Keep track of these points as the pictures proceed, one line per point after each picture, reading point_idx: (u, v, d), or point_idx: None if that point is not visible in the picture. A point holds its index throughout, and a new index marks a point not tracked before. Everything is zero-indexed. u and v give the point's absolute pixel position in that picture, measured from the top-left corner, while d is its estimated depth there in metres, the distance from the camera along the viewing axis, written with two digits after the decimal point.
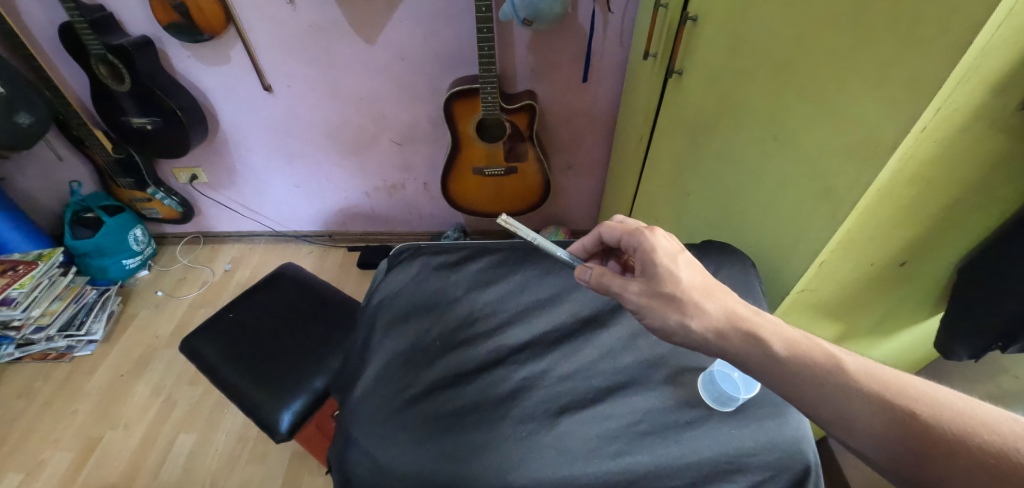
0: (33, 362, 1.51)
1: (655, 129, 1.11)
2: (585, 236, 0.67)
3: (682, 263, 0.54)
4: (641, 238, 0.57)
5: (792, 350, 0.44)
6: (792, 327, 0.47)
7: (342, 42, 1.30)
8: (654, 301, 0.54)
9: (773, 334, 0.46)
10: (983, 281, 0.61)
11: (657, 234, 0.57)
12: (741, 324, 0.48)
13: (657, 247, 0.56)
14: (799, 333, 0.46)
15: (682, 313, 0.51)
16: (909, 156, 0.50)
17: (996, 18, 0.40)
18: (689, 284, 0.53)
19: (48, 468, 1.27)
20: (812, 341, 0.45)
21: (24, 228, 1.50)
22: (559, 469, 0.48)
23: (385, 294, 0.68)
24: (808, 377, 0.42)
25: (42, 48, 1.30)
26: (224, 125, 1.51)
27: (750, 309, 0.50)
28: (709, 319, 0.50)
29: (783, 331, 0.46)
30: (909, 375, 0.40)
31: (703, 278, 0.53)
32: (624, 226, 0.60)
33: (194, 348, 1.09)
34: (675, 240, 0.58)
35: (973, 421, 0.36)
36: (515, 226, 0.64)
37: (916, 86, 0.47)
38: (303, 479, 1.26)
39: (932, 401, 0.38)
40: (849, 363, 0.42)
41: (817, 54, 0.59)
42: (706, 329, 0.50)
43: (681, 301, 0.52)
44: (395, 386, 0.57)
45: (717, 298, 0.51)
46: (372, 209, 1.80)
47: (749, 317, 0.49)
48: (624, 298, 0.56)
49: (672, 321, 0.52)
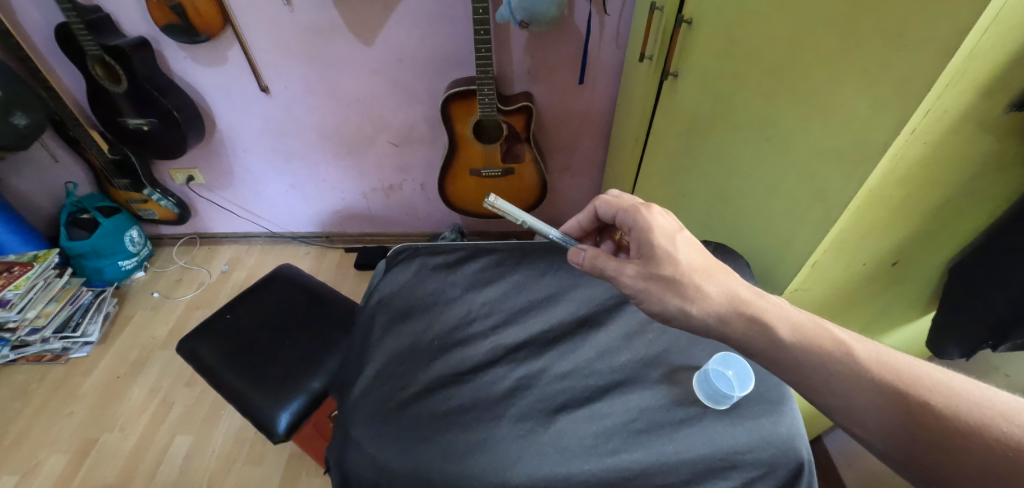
0: (28, 364, 1.51)
1: (651, 130, 1.12)
2: (579, 214, 0.69)
3: (681, 243, 0.55)
4: (638, 217, 0.58)
5: (798, 336, 0.45)
6: (797, 310, 0.48)
7: (339, 44, 1.31)
8: (651, 284, 0.54)
9: (779, 320, 0.46)
10: (972, 281, 0.62)
11: (654, 213, 0.58)
12: (744, 308, 0.49)
13: (654, 226, 0.56)
14: (806, 318, 0.46)
15: (682, 297, 0.52)
16: (902, 156, 0.51)
17: (983, 22, 0.41)
18: (688, 265, 0.53)
19: (43, 469, 1.27)
20: (822, 327, 0.45)
21: (20, 229, 1.50)
22: (556, 467, 0.49)
23: (383, 294, 0.68)
24: (814, 365, 0.43)
25: (38, 49, 1.30)
26: (221, 126, 1.51)
27: (752, 290, 0.50)
28: (710, 304, 0.50)
29: (788, 316, 0.47)
30: (923, 363, 0.41)
31: (702, 256, 0.54)
32: (621, 202, 0.61)
33: (191, 349, 1.09)
34: (674, 218, 0.58)
35: (991, 412, 0.36)
36: (503, 208, 0.67)
37: (906, 88, 0.47)
38: (300, 480, 1.26)
39: (948, 392, 0.38)
40: (859, 351, 0.42)
41: (808, 57, 0.60)
42: (705, 313, 0.50)
43: (681, 285, 0.52)
44: (393, 385, 0.58)
45: (719, 280, 0.52)
46: (369, 210, 1.80)
47: (753, 300, 0.49)
48: (621, 280, 0.56)
49: (673, 306, 0.53)
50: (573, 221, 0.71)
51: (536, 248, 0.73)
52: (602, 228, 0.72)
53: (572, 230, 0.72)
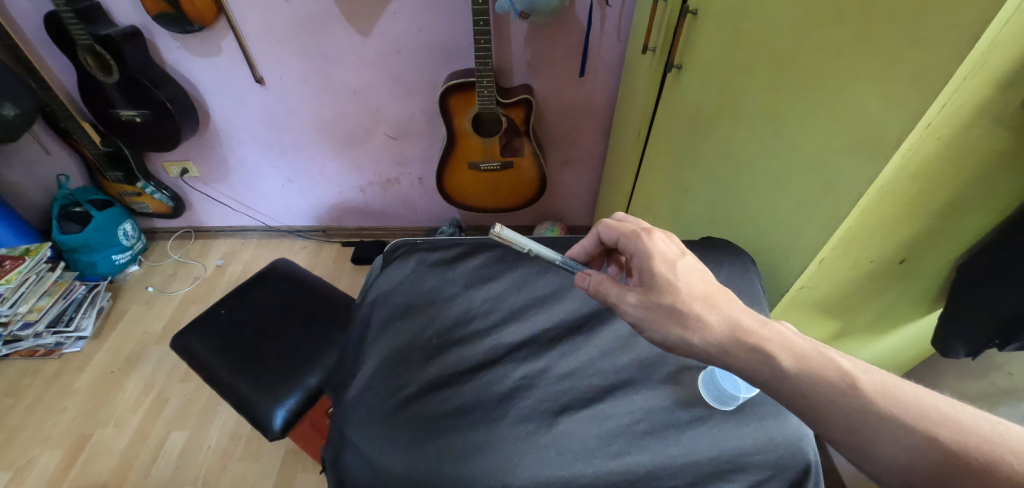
0: (21, 359, 1.48)
1: (653, 124, 1.10)
2: (583, 238, 0.65)
3: (682, 270, 0.52)
4: (638, 243, 0.56)
5: (801, 366, 0.42)
6: (801, 338, 0.45)
7: (336, 35, 1.28)
8: (653, 314, 0.51)
9: (782, 348, 0.44)
10: (984, 280, 0.61)
11: (655, 239, 0.55)
12: (746, 338, 0.46)
13: (654, 253, 0.54)
14: (810, 345, 0.44)
15: (683, 327, 0.49)
16: (914, 153, 0.50)
17: (1005, 14, 0.39)
18: (688, 293, 0.50)
19: (36, 466, 1.25)
20: (825, 357, 0.42)
21: (10, 222, 1.47)
22: (559, 469, 0.47)
23: (380, 291, 0.65)
24: (817, 398, 0.40)
25: (27, 38, 1.27)
26: (216, 118, 1.48)
27: (755, 318, 0.47)
28: (711, 334, 0.47)
29: (791, 345, 0.44)
30: (930, 395, 0.39)
31: (703, 282, 0.51)
32: (621, 227, 0.59)
33: (186, 345, 1.07)
34: (675, 242, 0.56)
35: (999, 447, 0.34)
36: (510, 236, 0.63)
37: (922, 79, 0.46)
38: (297, 477, 1.25)
39: (956, 426, 0.36)
40: (864, 382, 0.40)
41: (819, 49, 0.58)
42: (708, 347, 0.47)
43: (681, 313, 0.49)
44: (390, 385, 0.56)
45: (720, 308, 0.49)
46: (366, 204, 1.78)
47: (756, 328, 0.46)
48: (622, 308, 0.53)
49: (672, 332, 0.49)
50: (580, 245, 0.66)
51: None
52: (608, 252, 0.68)
53: (578, 255, 0.66)
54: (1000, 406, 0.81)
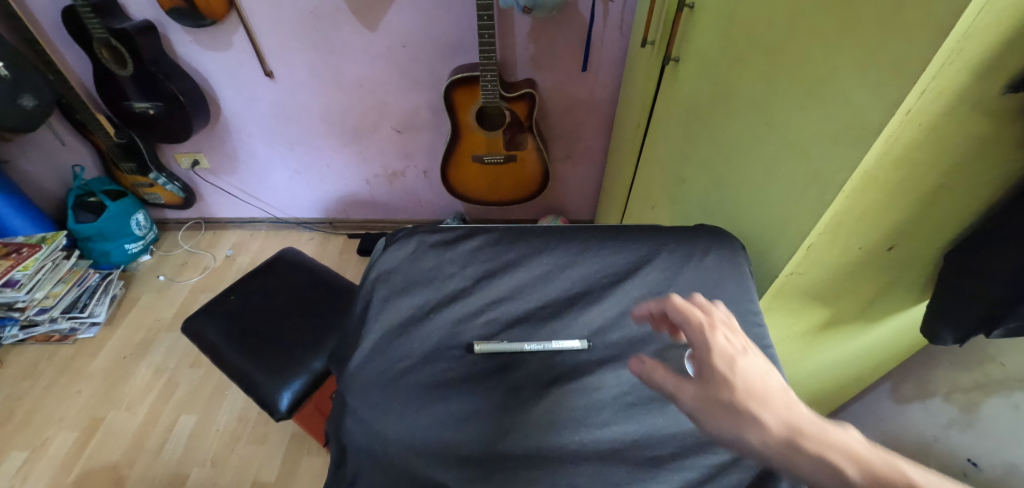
0: (37, 344, 1.54)
1: (653, 116, 1.12)
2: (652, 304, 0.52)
3: (743, 370, 0.41)
4: (697, 335, 0.44)
5: (870, 480, 0.33)
6: (867, 444, 0.36)
7: (343, 29, 1.31)
8: (711, 417, 0.40)
9: (847, 459, 0.35)
10: (971, 265, 0.62)
11: (719, 333, 0.44)
12: (808, 444, 0.36)
13: (713, 349, 0.42)
14: (877, 454, 0.35)
15: (742, 427, 0.38)
16: (897, 138, 0.51)
17: (979, 3, 0.40)
18: (745, 392, 0.40)
19: (52, 446, 1.30)
20: (893, 467, 0.34)
21: (26, 211, 1.51)
22: (548, 437, 0.50)
23: (382, 269, 0.66)
24: None
25: (46, 32, 1.31)
26: (226, 110, 1.52)
27: (817, 421, 0.38)
28: (766, 439, 0.37)
29: (855, 450, 0.35)
30: None
31: (767, 388, 0.40)
32: (688, 314, 0.46)
33: (195, 329, 1.11)
34: (741, 339, 0.44)
35: None
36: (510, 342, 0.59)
37: (902, 67, 0.47)
38: (302, 460, 1.28)
39: None
40: None
41: (809, 40, 0.60)
42: (764, 457, 0.37)
43: (738, 413, 0.39)
44: (391, 357, 0.57)
45: (779, 407, 0.39)
46: (371, 196, 1.82)
47: (818, 432, 0.37)
48: (677, 403, 0.43)
49: (726, 434, 0.39)
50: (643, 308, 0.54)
51: (534, 230, 0.73)
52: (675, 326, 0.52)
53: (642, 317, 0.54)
54: (992, 395, 0.82)
